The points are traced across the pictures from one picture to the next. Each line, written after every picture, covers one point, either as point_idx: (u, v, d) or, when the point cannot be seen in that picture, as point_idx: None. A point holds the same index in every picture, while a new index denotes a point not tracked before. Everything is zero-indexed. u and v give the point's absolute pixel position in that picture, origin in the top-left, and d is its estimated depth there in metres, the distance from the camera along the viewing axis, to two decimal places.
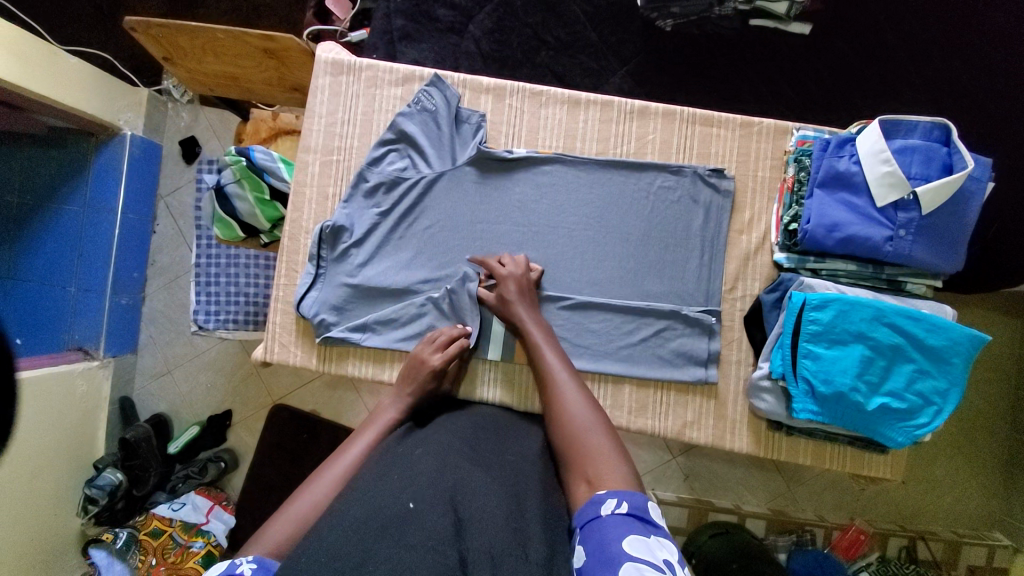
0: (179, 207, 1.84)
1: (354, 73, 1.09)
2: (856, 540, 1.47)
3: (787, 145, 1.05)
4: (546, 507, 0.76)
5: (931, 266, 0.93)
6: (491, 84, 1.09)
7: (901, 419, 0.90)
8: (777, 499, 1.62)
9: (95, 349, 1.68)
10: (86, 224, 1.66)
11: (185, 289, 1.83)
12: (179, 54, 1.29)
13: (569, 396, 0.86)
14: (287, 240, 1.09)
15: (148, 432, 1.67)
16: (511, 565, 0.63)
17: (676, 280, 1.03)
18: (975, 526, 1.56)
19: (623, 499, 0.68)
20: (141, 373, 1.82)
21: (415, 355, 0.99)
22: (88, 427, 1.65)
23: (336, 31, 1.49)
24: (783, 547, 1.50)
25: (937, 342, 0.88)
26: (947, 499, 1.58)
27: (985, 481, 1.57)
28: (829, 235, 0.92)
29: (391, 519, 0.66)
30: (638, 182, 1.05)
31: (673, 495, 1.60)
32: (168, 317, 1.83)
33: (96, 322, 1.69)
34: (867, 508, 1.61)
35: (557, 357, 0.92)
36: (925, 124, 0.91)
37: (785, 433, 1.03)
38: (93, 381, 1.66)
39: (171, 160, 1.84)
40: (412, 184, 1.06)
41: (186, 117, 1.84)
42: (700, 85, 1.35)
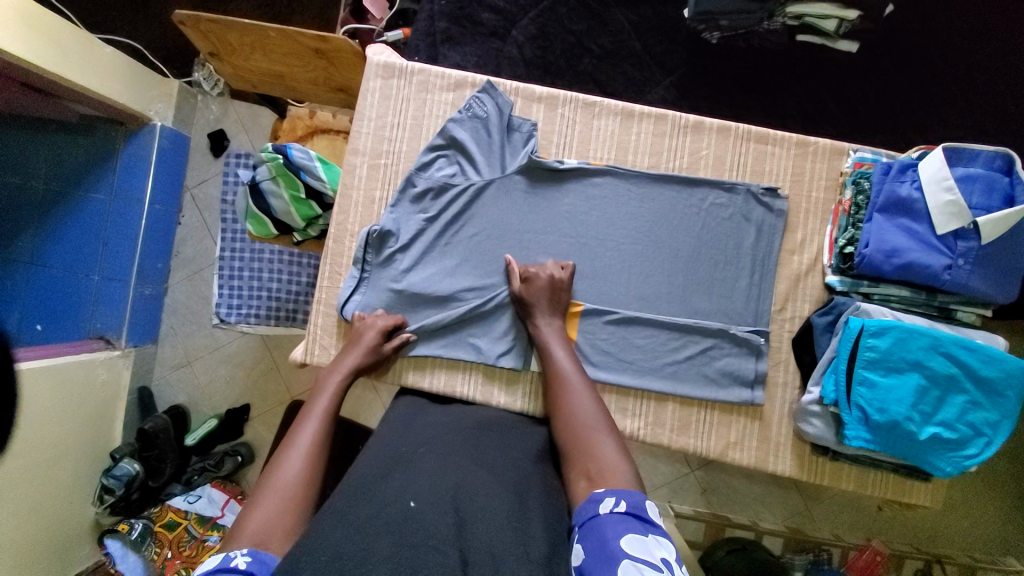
0: (207, 200, 1.83)
1: (405, 77, 1.08)
2: (872, 560, 1.47)
3: (842, 167, 1.04)
4: (552, 510, 0.74)
5: (988, 296, 0.91)
6: (544, 92, 1.07)
7: (951, 449, 0.88)
8: (795, 517, 1.61)
9: (117, 338, 1.69)
10: (113, 213, 1.66)
11: (207, 283, 1.82)
12: (226, 50, 1.28)
13: (578, 395, 0.88)
14: (332, 242, 1.08)
15: (166, 423, 1.66)
16: (510, 564, 0.61)
17: (724, 299, 1.02)
18: (992, 550, 1.57)
19: (622, 498, 0.69)
20: (161, 364, 1.81)
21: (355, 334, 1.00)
22: (108, 416, 1.65)
23: (373, 30, 1.51)
24: (800, 566, 1.50)
25: (991, 374, 0.86)
26: (965, 524, 1.58)
27: (1005, 507, 1.56)
28: (888, 260, 0.91)
29: (393, 519, 0.65)
30: (690, 198, 1.04)
31: (691, 509, 1.61)
32: (190, 309, 1.82)
33: (119, 312, 1.69)
34: (885, 529, 1.61)
35: (569, 359, 0.94)
36: (987, 153, 0.90)
37: (830, 458, 1.01)
38: (113, 370, 1.66)
39: (199, 152, 1.83)
40: (460, 192, 1.05)
41: (215, 110, 1.82)
42: (746, 98, 1.33)
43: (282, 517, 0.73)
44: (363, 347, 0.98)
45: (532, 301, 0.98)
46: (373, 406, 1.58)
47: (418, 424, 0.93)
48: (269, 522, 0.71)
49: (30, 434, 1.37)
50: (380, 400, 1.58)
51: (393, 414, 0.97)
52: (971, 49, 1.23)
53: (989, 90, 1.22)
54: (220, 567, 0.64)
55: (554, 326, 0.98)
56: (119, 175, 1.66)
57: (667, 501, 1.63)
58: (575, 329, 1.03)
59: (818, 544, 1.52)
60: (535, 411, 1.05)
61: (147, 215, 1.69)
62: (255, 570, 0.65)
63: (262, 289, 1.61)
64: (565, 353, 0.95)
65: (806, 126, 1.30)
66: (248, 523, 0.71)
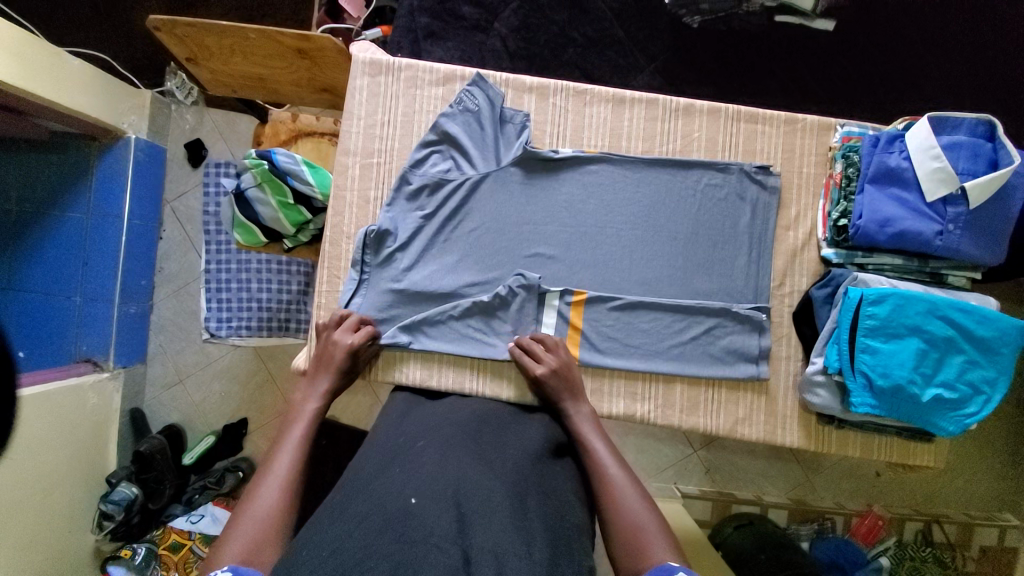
0: (189, 212, 1.78)
1: (393, 73, 1.07)
2: (874, 525, 1.55)
3: (830, 141, 1.05)
4: (552, 509, 0.77)
5: (977, 259, 0.94)
6: (534, 82, 1.07)
7: (950, 409, 0.91)
8: (798, 488, 1.66)
9: (104, 359, 1.64)
10: (92, 230, 1.62)
11: (194, 297, 1.78)
12: (204, 55, 1.24)
13: (619, 483, 0.84)
14: (328, 246, 1.06)
15: (162, 444, 1.62)
16: (513, 565, 0.62)
17: (724, 278, 1.04)
18: (987, 507, 1.63)
19: None
20: (152, 383, 1.77)
21: (325, 345, 0.99)
22: (100, 441, 1.61)
23: (350, 29, 1.51)
24: (806, 535, 1.57)
25: (985, 333, 0.89)
26: (958, 482, 1.64)
27: (996, 464, 1.63)
28: (881, 230, 0.93)
29: (393, 517, 0.65)
30: (686, 180, 1.05)
31: (696, 489, 1.65)
32: (179, 325, 1.78)
33: (104, 333, 1.64)
34: (884, 493, 1.66)
35: (608, 451, 0.89)
36: (970, 121, 0.93)
37: (836, 426, 1.04)
38: (103, 393, 1.61)
39: (176, 164, 1.78)
40: (456, 186, 1.04)
41: (190, 120, 1.77)
42: (730, 80, 1.34)
43: (260, 545, 0.71)
44: (340, 360, 0.97)
45: (555, 390, 0.97)
46: (370, 406, 1.56)
47: (425, 418, 0.93)
48: (245, 553, 0.69)
49: (22, 465, 1.32)
50: (377, 398, 1.57)
51: (393, 412, 0.97)
52: (942, 22, 1.27)
53: (961, 61, 1.26)
54: None
55: (584, 416, 0.95)
56: (96, 192, 1.61)
57: (673, 482, 1.66)
58: (581, 317, 1.04)
59: (822, 513, 1.59)
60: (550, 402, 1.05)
61: (126, 231, 1.64)
62: None
63: (252, 300, 1.58)
64: (602, 444, 0.90)
65: (790, 104, 1.32)
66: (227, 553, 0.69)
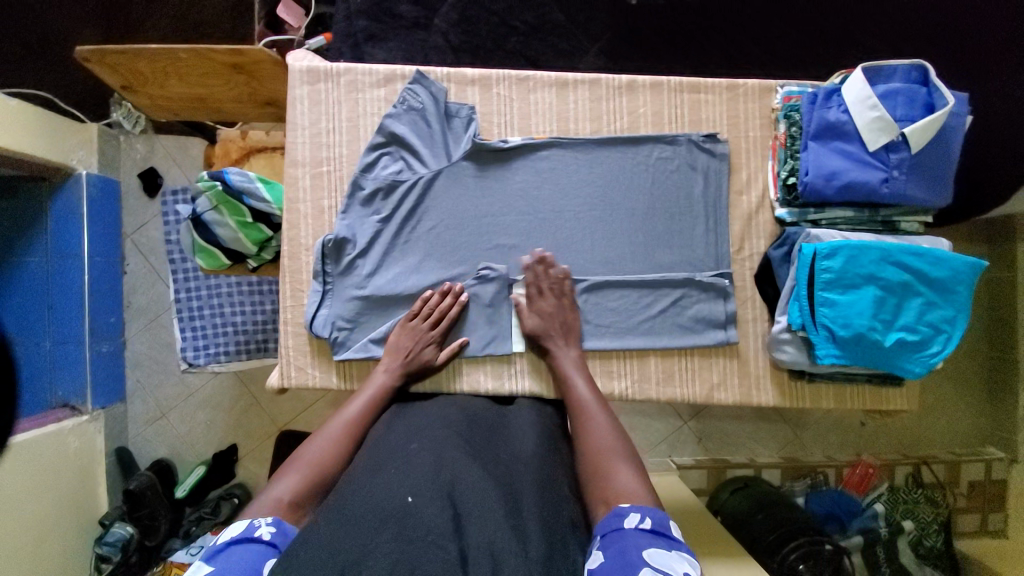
0: (151, 242, 1.74)
1: (331, 79, 1.05)
2: (866, 473, 1.60)
3: (772, 103, 1.06)
4: (546, 503, 0.76)
5: (923, 202, 0.97)
6: (476, 74, 1.06)
7: (916, 351, 0.93)
8: (788, 446, 1.73)
9: (82, 402, 1.60)
10: (54, 273, 1.57)
11: (167, 328, 1.75)
12: (141, 81, 1.20)
13: (591, 411, 0.92)
14: (287, 260, 1.04)
15: (151, 479, 1.58)
16: (511, 565, 0.64)
17: (685, 249, 1.05)
18: (971, 444, 1.69)
19: (646, 515, 0.73)
20: (135, 420, 1.73)
21: (410, 328, 1.00)
22: (87, 486, 1.58)
23: (292, 40, 1.53)
24: (800, 491, 1.62)
25: (940, 275, 0.92)
26: (941, 421, 1.75)
27: (976, 401, 1.68)
28: (829, 184, 0.94)
29: (391, 515, 0.68)
30: (636, 156, 1.05)
31: (691, 459, 1.70)
32: (156, 360, 1.75)
33: (78, 376, 1.60)
34: (875, 443, 1.77)
35: (588, 388, 0.95)
36: (903, 67, 0.95)
37: (807, 381, 1.05)
38: (85, 437, 1.58)
39: (132, 196, 1.74)
40: (410, 187, 1.04)
41: (141, 148, 1.73)
42: (673, 54, 1.35)
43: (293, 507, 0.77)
44: (421, 348, 1.00)
45: (546, 331, 1.01)
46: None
47: (416, 418, 0.91)
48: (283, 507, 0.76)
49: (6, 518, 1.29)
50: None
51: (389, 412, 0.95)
52: None
53: (894, 10, 1.28)
54: (248, 534, 0.70)
55: (573, 357, 1.00)
56: (53, 233, 1.57)
57: (667, 456, 1.70)
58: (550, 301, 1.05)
59: (813, 468, 1.64)
60: (553, 393, 1.06)
61: (89, 269, 1.60)
62: (278, 540, 0.71)
63: (227, 324, 1.57)
64: (584, 383, 0.96)
65: (733, 71, 1.34)
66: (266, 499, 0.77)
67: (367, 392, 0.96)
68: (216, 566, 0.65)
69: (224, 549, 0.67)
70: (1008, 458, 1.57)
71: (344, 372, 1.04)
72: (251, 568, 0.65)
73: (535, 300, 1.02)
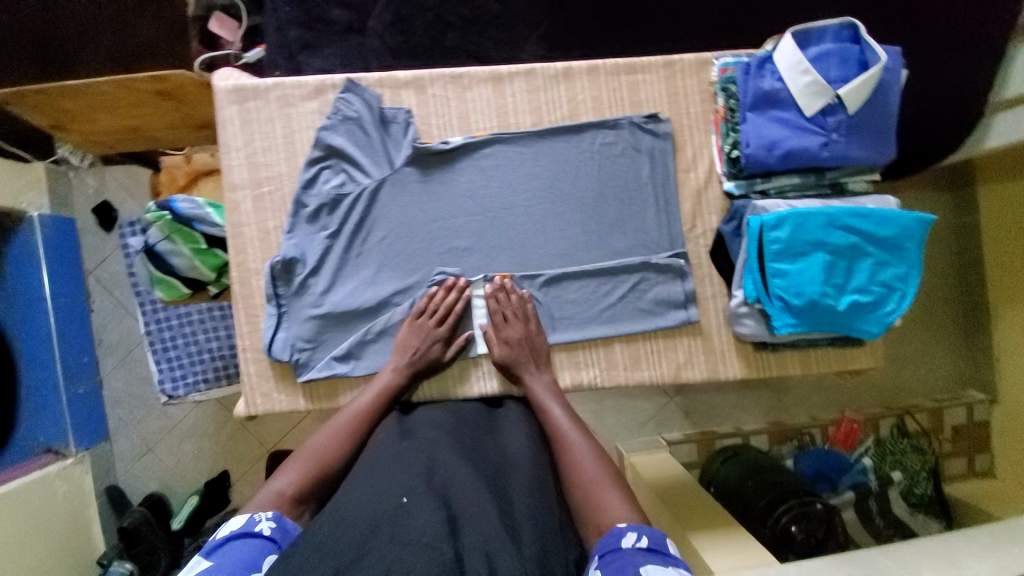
0: (115, 277, 1.71)
1: (261, 96, 1.03)
2: (850, 430, 1.64)
3: (711, 77, 1.05)
4: (537, 493, 0.80)
5: (868, 161, 0.97)
6: (409, 77, 1.04)
7: (872, 311, 0.93)
8: (773, 411, 1.74)
9: (65, 446, 1.57)
10: (23, 319, 1.56)
11: (141, 361, 1.72)
12: (67, 118, 1.17)
13: (573, 440, 0.91)
14: (238, 286, 1.02)
15: (145, 514, 1.55)
16: (506, 564, 0.64)
17: (638, 232, 1.05)
18: (950, 388, 1.74)
19: (643, 534, 0.75)
20: (121, 457, 1.71)
21: (413, 327, 0.99)
22: (80, 528, 1.56)
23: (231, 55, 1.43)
24: (789, 454, 1.65)
25: (888, 234, 0.92)
26: (921, 369, 1.77)
27: (948, 343, 1.75)
28: (770, 153, 0.94)
29: (383, 516, 0.69)
30: (580, 144, 1.04)
31: (680, 434, 1.70)
32: (134, 395, 1.72)
33: (58, 419, 1.58)
34: (860, 398, 1.78)
35: (566, 416, 0.95)
36: (833, 28, 0.94)
37: (771, 350, 1.05)
38: (72, 480, 1.55)
39: (89, 232, 1.70)
40: (355, 199, 1.01)
41: (92, 182, 1.70)
42: (615, 34, 1.33)
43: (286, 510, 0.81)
44: (422, 348, 0.99)
45: (514, 359, 0.99)
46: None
47: (407, 421, 0.91)
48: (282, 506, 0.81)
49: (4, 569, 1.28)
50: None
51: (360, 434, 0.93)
52: None
53: None
54: (249, 528, 0.75)
55: (544, 383, 0.99)
56: (15, 278, 1.55)
57: (656, 433, 1.71)
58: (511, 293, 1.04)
59: (799, 430, 1.68)
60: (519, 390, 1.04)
61: (53, 312, 1.57)
62: (278, 535, 0.77)
63: (203, 351, 1.53)
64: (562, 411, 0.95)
65: (675, 46, 1.32)
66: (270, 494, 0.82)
67: (373, 389, 0.97)
68: (214, 561, 0.71)
69: (224, 544, 0.74)
70: (987, 399, 1.64)
71: (310, 394, 1.03)
72: (249, 563, 0.71)
73: (499, 328, 1.00)
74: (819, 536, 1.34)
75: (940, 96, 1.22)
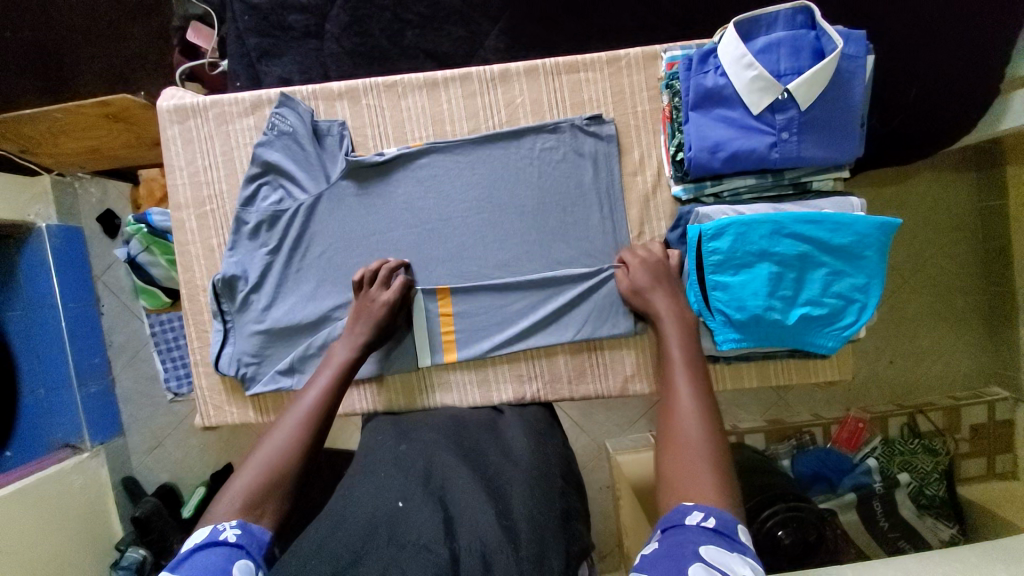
0: (122, 281, 1.65)
1: (199, 114, 1.03)
2: (855, 429, 1.47)
3: (659, 71, 0.98)
4: (542, 499, 0.74)
5: (827, 161, 0.88)
6: (342, 87, 1.02)
7: (826, 324, 0.87)
8: (773, 409, 1.58)
9: (81, 440, 1.54)
10: (33, 325, 1.51)
11: (150, 361, 1.67)
12: (33, 142, 1.26)
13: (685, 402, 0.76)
14: (188, 302, 1.06)
15: (155, 504, 1.48)
16: (502, 563, 0.63)
17: (583, 241, 1.00)
18: (971, 384, 1.56)
19: (710, 512, 0.62)
20: (136, 451, 1.66)
21: (362, 298, 0.96)
22: (100, 518, 1.53)
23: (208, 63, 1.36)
24: (785, 454, 1.47)
25: (843, 241, 0.84)
26: (937, 366, 1.57)
27: (972, 337, 1.56)
28: (714, 156, 0.88)
29: (381, 518, 0.67)
30: (519, 149, 1.01)
31: None
32: (144, 393, 1.67)
33: (73, 417, 1.54)
34: (863, 395, 1.59)
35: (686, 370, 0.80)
36: (785, 12, 0.84)
37: (723, 362, 1.00)
38: (87, 473, 1.52)
39: (97, 240, 1.65)
40: (293, 214, 1.01)
41: (96, 193, 1.64)
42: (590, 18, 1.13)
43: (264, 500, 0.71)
44: (373, 316, 0.94)
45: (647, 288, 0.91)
46: (348, 429, 1.51)
47: (409, 423, 0.92)
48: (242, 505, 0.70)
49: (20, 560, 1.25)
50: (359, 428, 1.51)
51: (373, 434, 0.91)
52: None
53: None
54: (210, 539, 0.64)
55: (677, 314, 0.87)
56: (25, 284, 1.50)
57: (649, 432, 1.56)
58: (450, 304, 1.02)
59: (798, 428, 1.49)
60: (470, 402, 1.04)
61: (65, 316, 1.53)
62: (246, 542, 0.66)
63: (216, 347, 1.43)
64: (684, 362, 0.81)
65: (654, 39, 1.14)
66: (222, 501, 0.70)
67: (325, 383, 0.87)
68: None
69: (188, 557, 0.62)
70: (1013, 398, 1.48)
71: (260, 407, 1.06)
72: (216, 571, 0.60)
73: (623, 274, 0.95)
74: (809, 543, 1.18)
75: (950, 72, 1.06)
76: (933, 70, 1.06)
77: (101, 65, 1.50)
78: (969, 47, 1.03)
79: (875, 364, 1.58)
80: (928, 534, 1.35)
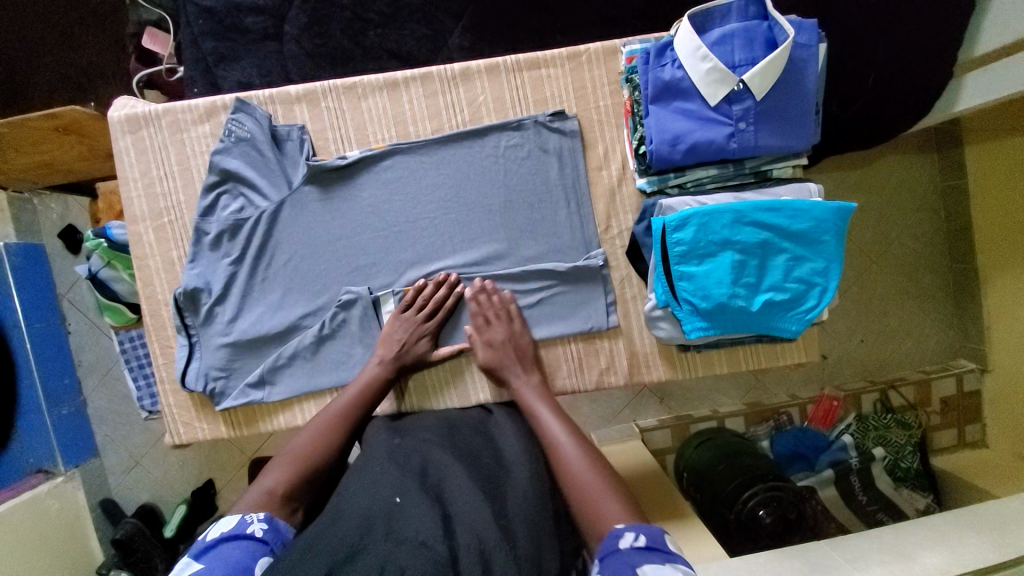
0: (87, 298, 1.59)
1: (152, 124, 1.00)
2: (829, 407, 1.52)
3: (619, 65, 0.99)
4: (534, 494, 0.72)
5: (785, 149, 0.90)
6: (301, 91, 1.00)
7: (789, 308, 0.88)
8: (750, 392, 1.60)
9: (54, 464, 1.48)
10: None
11: (122, 379, 1.62)
12: None
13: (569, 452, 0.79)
14: (150, 318, 1.03)
15: (138, 525, 1.44)
16: (500, 561, 0.61)
17: (551, 237, 1.00)
18: (940, 358, 1.61)
19: (640, 532, 0.67)
20: (113, 472, 1.61)
21: (404, 320, 0.97)
22: (79, 543, 1.47)
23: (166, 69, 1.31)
24: (764, 435, 1.50)
25: (802, 226, 0.86)
26: (908, 343, 1.61)
27: (939, 313, 1.61)
28: (674, 148, 0.88)
29: (378, 514, 0.65)
30: (483, 147, 1.00)
31: (654, 421, 1.54)
32: (118, 412, 1.62)
33: (44, 439, 1.47)
34: (837, 373, 1.62)
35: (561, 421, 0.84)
36: (738, 3, 0.86)
37: (694, 351, 1.02)
38: (64, 497, 1.46)
39: (60, 257, 1.59)
40: (255, 223, 0.99)
41: (57, 207, 1.58)
42: (552, 13, 1.12)
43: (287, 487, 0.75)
44: (418, 340, 0.97)
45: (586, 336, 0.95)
46: None
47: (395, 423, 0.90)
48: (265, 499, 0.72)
49: None
50: None
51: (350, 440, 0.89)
52: None
53: None
54: (238, 531, 0.66)
55: None
56: None
57: (632, 421, 1.56)
58: None
59: (776, 410, 1.52)
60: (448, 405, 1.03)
61: (29, 337, 1.46)
62: (271, 538, 0.68)
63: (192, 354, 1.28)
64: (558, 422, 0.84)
65: (616, 33, 1.14)
66: (250, 494, 0.73)
67: (355, 386, 0.91)
68: (204, 563, 0.62)
69: (215, 545, 0.64)
70: (978, 368, 1.53)
71: (230, 421, 1.04)
72: (240, 568, 0.62)
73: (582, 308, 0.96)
74: (789, 520, 1.19)
75: (906, 56, 1.08)
76: (889, 55, 1.08)
77: (53, 75, 1.44)
78: (919, 33, 1.07)
79: (848, 343, 1.61)
80: (903, 505, 1.36)
